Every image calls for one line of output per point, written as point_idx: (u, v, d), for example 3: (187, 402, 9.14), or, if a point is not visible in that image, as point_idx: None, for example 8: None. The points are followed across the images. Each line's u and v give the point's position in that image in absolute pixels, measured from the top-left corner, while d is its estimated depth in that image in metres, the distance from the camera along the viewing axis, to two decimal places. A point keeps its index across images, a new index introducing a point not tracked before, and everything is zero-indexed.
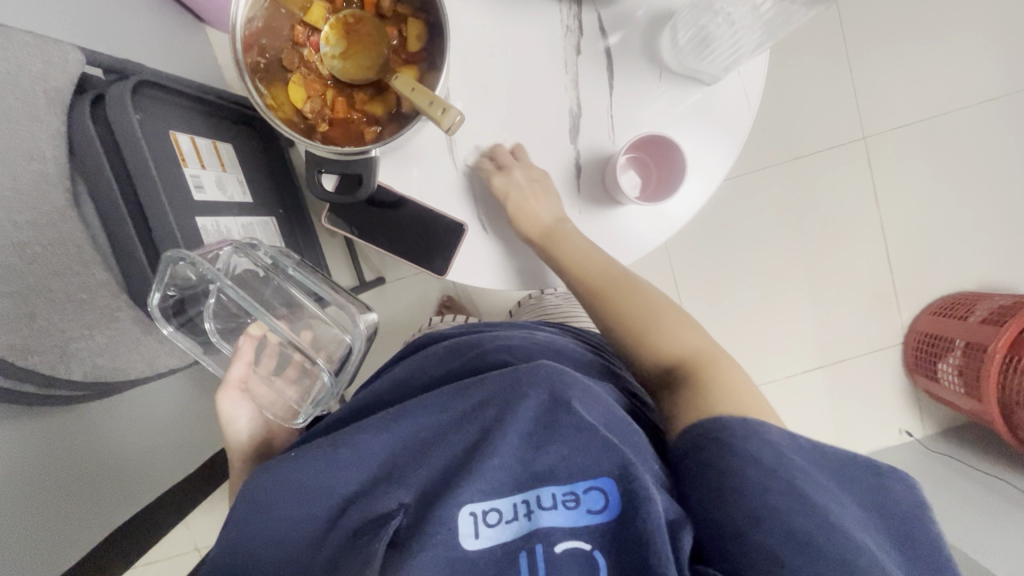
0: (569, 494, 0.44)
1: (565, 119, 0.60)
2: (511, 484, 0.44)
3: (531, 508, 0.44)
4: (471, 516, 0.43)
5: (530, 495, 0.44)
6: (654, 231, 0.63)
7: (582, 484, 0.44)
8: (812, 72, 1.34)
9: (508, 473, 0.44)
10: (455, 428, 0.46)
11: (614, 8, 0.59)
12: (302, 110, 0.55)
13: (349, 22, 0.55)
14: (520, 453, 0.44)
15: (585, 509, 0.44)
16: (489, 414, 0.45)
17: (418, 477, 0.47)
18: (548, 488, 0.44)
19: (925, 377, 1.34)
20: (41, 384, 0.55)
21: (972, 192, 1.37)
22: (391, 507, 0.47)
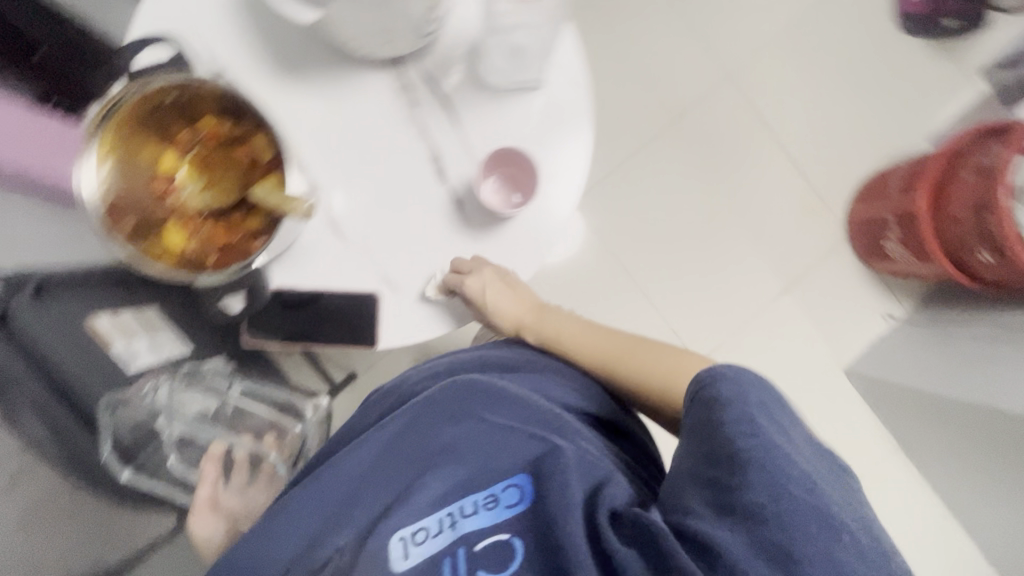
0: (488, 497, 0.54)
1: (428, 165, 0.64)
2: (439, 500, 0.53)
3: (455, 517, 0.52)
4: (400, 540, 0.51)
5: (453, 507, 0.53)
6: (549, 230, 0.65)
7: (500, 485, 0.55)
8: (661, 39, 1.44)
9: (436, 489, 0.54)
10: (404, 465, 0.55)
11: (432, 56, 0.63)
12: (185, 251, 0.57)
13: (202, 158, 0.59)
14: (456, 474, 0.55)
15: (505, 505, 0.54)
16: (436, 444, 0.56)
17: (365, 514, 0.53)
18: (470, 496, 0.54)
19: (880, 260, 1.38)
20: None
21: (843, 85, 1.47)
22: (331, 548, 0.52)
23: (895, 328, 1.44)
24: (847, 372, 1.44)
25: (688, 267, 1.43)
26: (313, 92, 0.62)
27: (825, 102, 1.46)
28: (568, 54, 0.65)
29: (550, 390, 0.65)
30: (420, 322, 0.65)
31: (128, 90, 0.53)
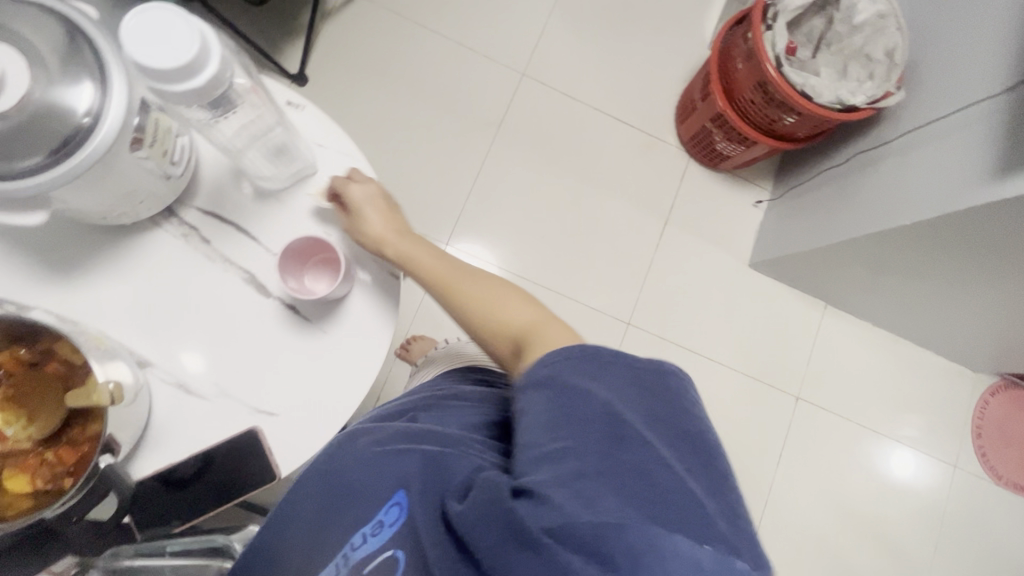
0: (373, 525, 0.48)
1: (247, 288, 0.64)
2: (333, 549, 0.48)
3: (346, 557, 0.47)
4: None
5: (344, 549, 0.48)
6: (387, 286, 0.66)
7: (382, 510, 0.48)
8: (450, 71, 1.52)
9: (328, 540, 0.49)
10: (292, 521, 0.51)
11: (203, 194, 0.65)
12: (35, 489, 0.53)
13: (14, 395, 0.56)
14: (342, 516, 0.49)
15: (386, 527, 0.47)
16: (314, 494, 0.51)
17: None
18: (358, 532, 0.48)
19: (723, 161, 1.50)
20: None
21: (619, 38, 1.61)
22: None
23: (768, 209, 1.56)
24: (751, 265, 1.54)
25: (575, 248, 1.49)
26: (104, 278, 0.61)
27: (611, 58, 1.60)
28: (328, 132, 0.69)
29: (456, 418, 0.61)
30: (312, 431, 0.62)
31: None
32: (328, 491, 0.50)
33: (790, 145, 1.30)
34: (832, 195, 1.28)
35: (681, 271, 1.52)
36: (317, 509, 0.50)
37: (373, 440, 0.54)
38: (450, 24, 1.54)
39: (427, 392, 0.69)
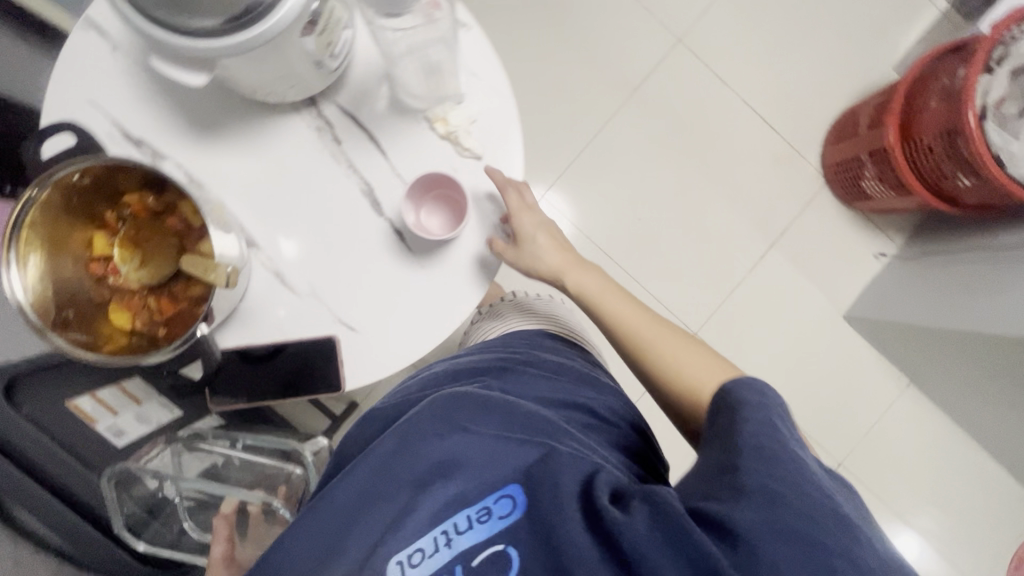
0: (481, 510, 0.45)
1: (363, 200, 0.63)
2: (431, 518, 0.45)
3: (451, 536, 0.44)
4: (396, 565, 0.44)
5: (448, 525, 0.45)
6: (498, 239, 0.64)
7: (491, 496, 0.46)
8: (602, 15, 1.41)
9: (426, 507, 0.46)
10: (379, 486, 0.48)
11: (347, 90, 0.62)
12: (136, 329, 0.57)
13: (132, 234, 0.58)
14: (440, 488, 0.46)
15: (497, 517, 0.44)
16: (405, 464, 0.48)
17: (351, 552, 0.46)
18: (465, 510, 0.45)
19: (861, 199, 1.35)
20: None
21: (796, 29, 1.43)
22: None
23: (889, 265, 1.41)
24: (847, 316, 1.42)
25: (668, 240, 1.41)
26: (234, 147, 0.62)
27: (780, 49, 1.43)
28: (484, 58, 0.64)
29: (544, 392, 0.58)
30: (385, 358, 0.63)
31: (29, 191, 0.51)
32: (420, 458, 0.48)
33: (949, 207, 1.14)
34: (978, 276, 1.13)
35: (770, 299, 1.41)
36: (412, 479, 0.47)
37: (487, 413, 0.51)
38: None
39: (502, 352, 0.65)
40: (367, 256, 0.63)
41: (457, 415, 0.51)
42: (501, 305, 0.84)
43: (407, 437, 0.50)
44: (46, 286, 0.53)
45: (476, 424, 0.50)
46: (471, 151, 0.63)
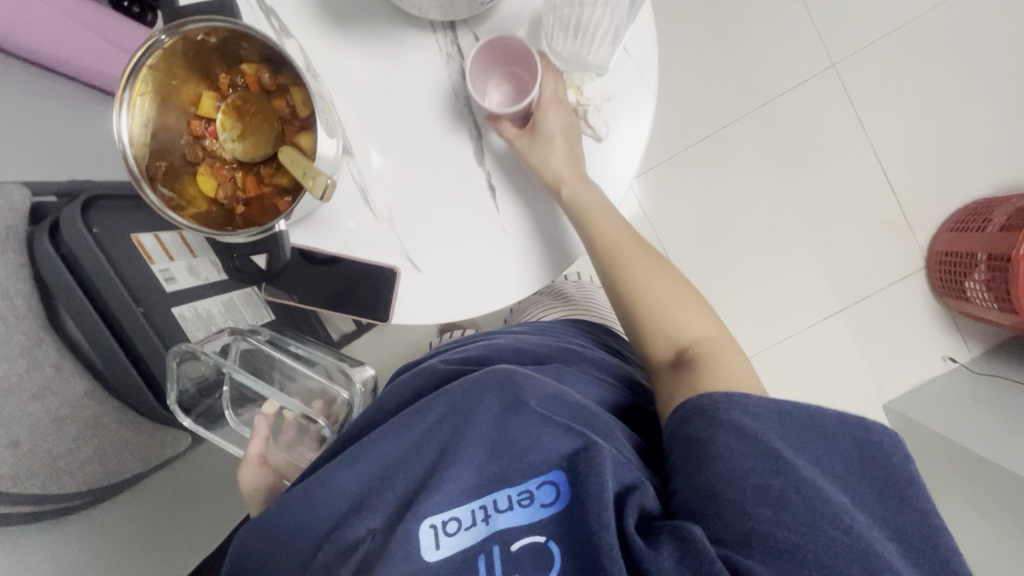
0: (524, 493, 0.46)
1: (467, 143, 0.60)
2: (471, 490, 0.46)
3: (489, 512, 0.46)
4: (432, 528, 0.45)
5: (487, 500, 0.46)
6: None
7: (534, 480, 0.46)
8: (760, 13, 1.29)
9: (468, 479, 0.46)
10: (419, 445, 0.48)
11: (488, 24, 0.58)
12: (217, 198, 0.58)
13: (238, 104, 0.57)
14: (482, 462, 0.47)
15: (540, 504, 0.46)
16: (446, 430, 0.48)
17: (387, 499, 0.48)
18: (506, 490, 0.46)
19: (956, 298, 1.25)
20: (36, 504, 0.60)
21: (966, 94, 1.28)
22: (360, 533, 0.48)
23: (955, 374, 1.32)
24: (885, 407, 1.33)
25: (736, 269, 1.34)
26: (359, 48, 0.59)
27: (937, 110, 1.28)
28: (641, 37, 0.58)
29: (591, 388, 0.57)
30: (437, 306, 0.62)
31: (157, 35, 0.51)
32: (464, 435, 0.47)
33: None
34: None
35: (817, 363, 1.34)
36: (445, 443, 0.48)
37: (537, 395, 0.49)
38: None
39: (556, 340, 0.64)
40: (452, 201, 0.61)
41: (512, 386, 0.47)
42: (563, 284, 0.89)
43: (454, 408, 0.48)
44: (146, 133, 0.54)
45: (535, 403, 0.47)
46: (593, 128, 0.59)
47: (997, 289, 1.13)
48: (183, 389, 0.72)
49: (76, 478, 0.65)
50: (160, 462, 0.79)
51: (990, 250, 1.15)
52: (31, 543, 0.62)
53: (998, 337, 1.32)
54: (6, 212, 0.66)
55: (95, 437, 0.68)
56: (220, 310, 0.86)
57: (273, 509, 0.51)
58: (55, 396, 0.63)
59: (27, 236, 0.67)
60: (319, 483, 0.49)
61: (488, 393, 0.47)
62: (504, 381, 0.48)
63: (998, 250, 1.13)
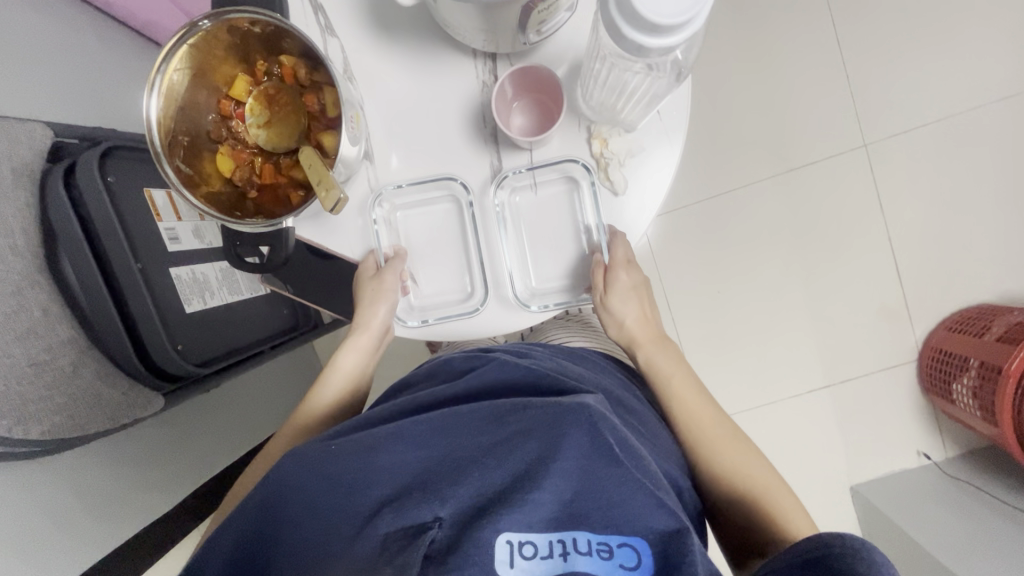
0: (604, 543, 0.43)
1: (486, 170, 0.60)
2: (550, 520, 0.44)
3: (568, 549, 0.43)
4: (507, 544, 0.42)
5: (567, 536, 0.44)
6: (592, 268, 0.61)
7: (617, 537, 0.44)
8: (803, 81, 1.29)
9: (548, 509, 0.44)
10: (495, 454, 0.46)
11: (530, 59, 0.58)
12: (232, 179, 0.58)
13: (270, 93, 0.57)
14: (561, 495, 0.44)
15: (619, 564, 0.43)
16: (531, 448, 0.45)
17: (460, 495, 0.44)
18: (585, 533, 0.44)
19: (941, 397, 1.25)
20: None
21: (990, 198, 1.28)
22: (425, 518, 0.44)
23: (927, 470, 1.32)
24: (852, 489, 1.33)
25: (732, 328, 1.35)
26: (395, 57, 0.59)
27: (957, 209, 1.29)
28: (675, 101, 0.58)
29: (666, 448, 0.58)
30: (433, 286, 0.64)
31: (199, 20, 0.52)
32: (549, 464, 0.44)
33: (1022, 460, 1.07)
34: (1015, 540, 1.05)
35: (794, 434, 1.35)
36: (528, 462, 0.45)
37: (630, 455, 0.46)
38: (852, 37, 1.27)
39: (612, 387, 0.61)
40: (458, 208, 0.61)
41: (607, 433, 0.45)
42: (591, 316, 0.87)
43: (543, 427, 0.46)
44: (175, 105, 0.55)
45: (627, 457, 0.45)
46: (611, 182, 0.59)
47: (983, 398, 1.14)
48: (396, 184, 0.61)
49: (43, 426, 0.62)
50: (141, 417, 0.76)
51: (982, 358, 1.15)
52: None
53: (977, 443, 1.32)
54: (24, 151, 0.66)
55: (72, 384, 0.66)
56: (218, 277, 0.89)
57: (328, 452, 0.48)
58: (39, 340, 0.63)
59: (43, 175, 0.69)
60: (392, 443, 0.47)
61: (578, 428, 0.45)
62: (593, 422, 0.45)
63: (990, 360, 1.13)
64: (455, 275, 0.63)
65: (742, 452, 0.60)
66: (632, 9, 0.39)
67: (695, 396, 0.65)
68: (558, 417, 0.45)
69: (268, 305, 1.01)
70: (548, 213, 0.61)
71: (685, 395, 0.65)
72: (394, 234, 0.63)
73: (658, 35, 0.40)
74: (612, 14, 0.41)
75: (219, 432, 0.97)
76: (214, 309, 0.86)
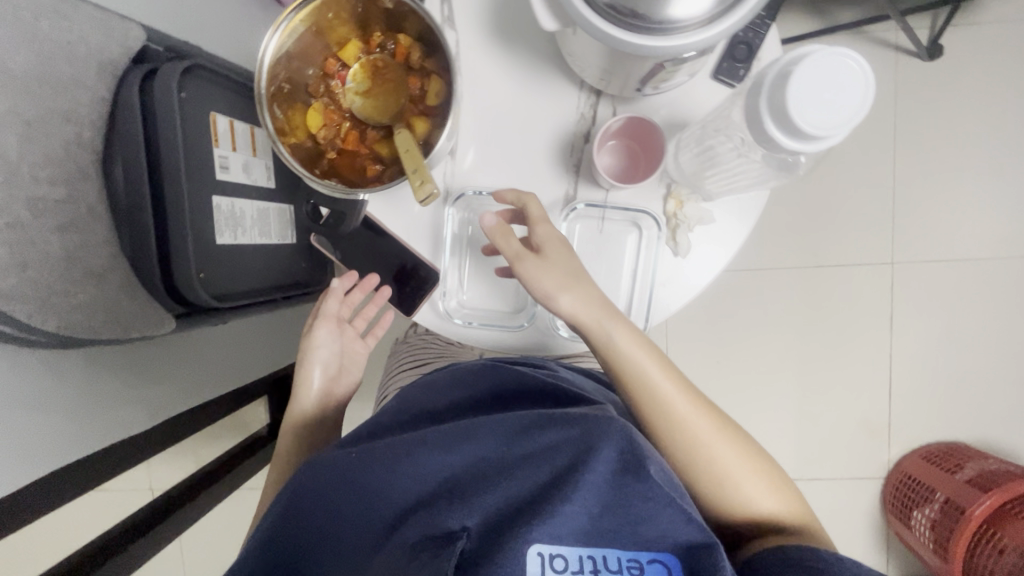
0: (633, 560, 0.47)
1: (558, 197, 0.61)
2: (580, 535, 0.46)
3: (598, 566, 0.46)
4: (539, 556, 0.45)
5: (597, 553, 0.46)
6: (643, 316, 0.62)
7: (646, 553, 0.47)
8: (851, 185, 1.32)
9: (580, 524, 0.46)
10: (523, 466, 0.48)
11: (630, 105, 0.59)
12: (316, 135, 0.59)
13: (377, 66, 0.59)
14: (591, 509, 0.46)
15: None
16: (560, 460, 0.47)
17: (486, 504, 0.47)
18: (615, 551, 0.47)
19: (899, 520, 1.28)
20: (19, 328, 0.56)
21: (993, 346, 1.31)
22: (454, 527, 0.47)
23: None
24: None
25: (720, 399, 1.37)
26: (504, 65, 0.60)
27: (961, 347, 1.32)
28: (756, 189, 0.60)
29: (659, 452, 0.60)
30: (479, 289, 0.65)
31: None
32: (579, 479, 0.46)
33: None
34: None
35: None
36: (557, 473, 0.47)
37: (658, 469, 0.48)
38: (909, 159, 1.30)
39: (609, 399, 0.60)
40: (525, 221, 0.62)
41: (636, 448, 0.47)
42: None
43: (571, 441, 0.48)
44: (287, 52, 0.56)
45: (658, 473, 0.47)
46: (676, 243, 0.60)
47: (940, 533, 1.17)
48: (477, 188, 0.62)
49: (62, 319, 0.59)
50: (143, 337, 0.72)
51: (949, 495, 1.18)
52: None
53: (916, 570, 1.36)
54: (115, 48, 0.66)
55: (98, 288, 0.64)
56: (254, 217, 0.89)
57: (351, 460, 0.51)
58: (78, 234, 0.62)
59: (122, 74, 0.69)
60: (411, 451, 0.49)
61: (608, 440, 0.47)
62: (621, 434, 0.47)
63: (957, 499, 1.16)
64: (504, 285, 0.65)
65: (738, 459, 0.58)
66: (782, 103, 0.42)
67: (706, 419, 0.58)
68: (588, 431, 0.47)
69: (292, 257, 1.01)
70: (613, 252, 0.62)
71: (694, 422, 0.58)
72: (462, 229, 0.64)
73: (799, 139, 0.43)
74: (760, 103, 0.44)
75: (208, 363, 0.96)
76: (242, 246, 0.86)
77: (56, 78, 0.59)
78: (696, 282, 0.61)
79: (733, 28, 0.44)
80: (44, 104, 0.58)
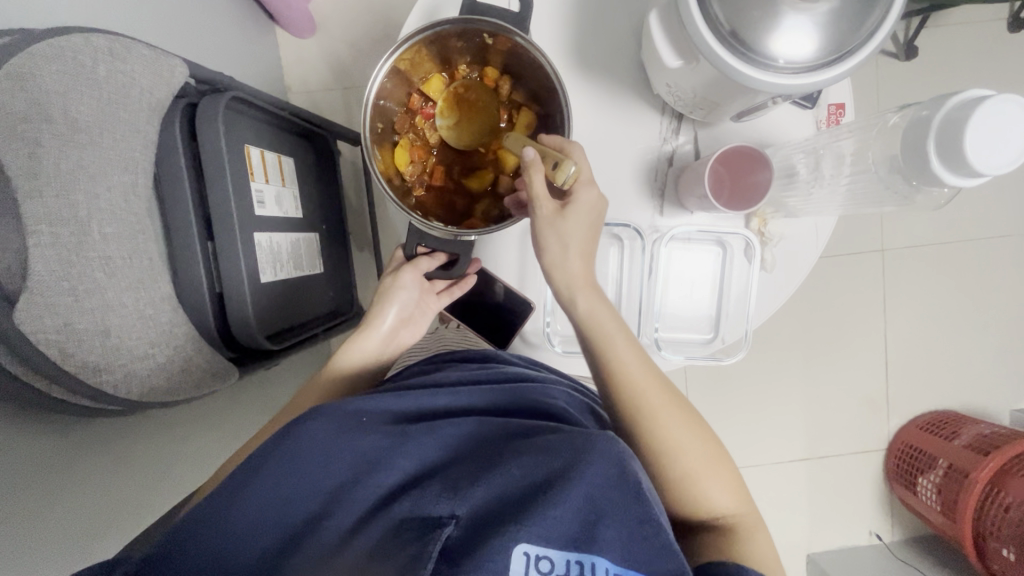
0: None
1: (648, 218, 0.65)
2: (568, 540, 0.40)
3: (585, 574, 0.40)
4: (524, 556, 0.39)
5: (586, 560, 0.40)
6: (733, 327, 0.66)
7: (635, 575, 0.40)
8: None
9: (569, 530, 0.40)
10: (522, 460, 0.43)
11: (709, 131, 0.63)
12: (404, 173, 0.58)
13: (462, 96, 0.59)
14: (582, 517, 0.41)
15: None
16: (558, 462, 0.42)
17: (478, 491, 0.42)
18: (602, 562, 0.40)
19: (903, 487, 1.39)
20: (103, 400, 0.54)
21: (972, 319, 1.43)
22: (441, 512, 0.41)
23: (876, 549, 1.45)
24: (809, 554, 1.44)
25: (735, 389, 1.44)
26: (589, 96, 0.62)
27: (945, 322, 1.43)
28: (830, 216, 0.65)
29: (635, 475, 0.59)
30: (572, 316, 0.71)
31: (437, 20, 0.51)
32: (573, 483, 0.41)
33: (971, 556, 1.21)
34: None
35: (771, 495, 1.44)
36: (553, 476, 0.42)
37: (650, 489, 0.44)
38: None
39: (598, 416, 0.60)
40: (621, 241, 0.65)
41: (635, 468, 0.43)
42: None
43: (571, 443, 0.44)
44: (379, 91, 0.54)
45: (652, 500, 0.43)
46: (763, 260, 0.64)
47: (945, 496, 1.27)
48: None
49: (142, 385, 0.57)
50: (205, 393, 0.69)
51: (951, 460, 1.28)
52: (59, 439, 0.53)
53: (918, 531, 1.47)
54: (163, 86, 0.61)
55: (168, 347, 0.60)
56: (290, 250, 0.85)
57: (359, 428, 0.47)
58: (143, 290, 0.57)
59: (166, 114, 0.64)
60: (424, 433, 0.47)
61: (606, 456, 0.43)
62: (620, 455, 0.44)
63: (958, 464, 1.26)
64: None
65: (698, 453, 0.56)
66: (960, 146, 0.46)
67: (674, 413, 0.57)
68: (587, 442, 0.43)
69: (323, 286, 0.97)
70: (704, 268, 0.66)
71: (672, 424, 0.56)
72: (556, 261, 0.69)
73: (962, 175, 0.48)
74: (930, 146, 0.48)
75: (252, 406, 0.91)
76: (285, 281, 0.82)
77: (114, 125, 0.54)
78: (781, 297, 0.65)
79: (844, 72, 0.46)
80: (106, 154, 0.53)
